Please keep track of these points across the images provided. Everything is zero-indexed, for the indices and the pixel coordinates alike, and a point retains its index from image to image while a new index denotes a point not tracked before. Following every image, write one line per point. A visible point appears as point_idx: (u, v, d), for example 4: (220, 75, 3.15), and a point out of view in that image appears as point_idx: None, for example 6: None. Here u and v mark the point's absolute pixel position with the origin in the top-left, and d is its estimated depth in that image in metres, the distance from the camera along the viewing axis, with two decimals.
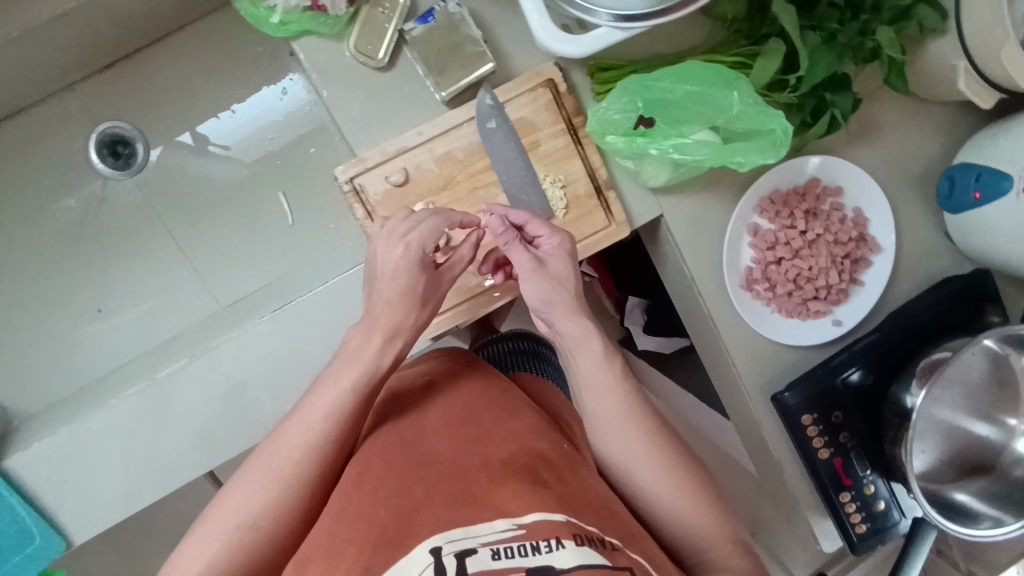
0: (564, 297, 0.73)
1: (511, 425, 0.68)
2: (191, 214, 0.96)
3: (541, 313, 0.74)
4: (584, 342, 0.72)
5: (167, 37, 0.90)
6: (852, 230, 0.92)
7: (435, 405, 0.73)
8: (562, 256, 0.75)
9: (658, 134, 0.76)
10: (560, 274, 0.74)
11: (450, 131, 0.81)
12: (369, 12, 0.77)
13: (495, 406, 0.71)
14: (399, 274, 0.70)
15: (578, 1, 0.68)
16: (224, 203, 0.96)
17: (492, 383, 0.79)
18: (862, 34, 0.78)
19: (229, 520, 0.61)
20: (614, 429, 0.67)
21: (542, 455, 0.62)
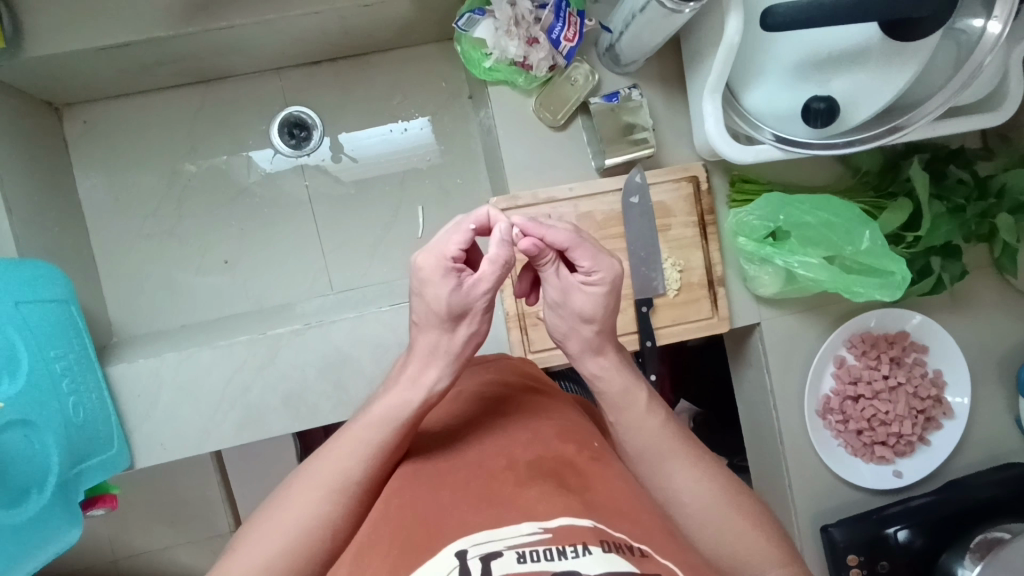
0: (587, 333, 0.65)
1: (539, 426, 0.59)
2: (335, 202, 1.05)
3: (559, 339, 0.67)
4: (610, 378, 0.66)
5: (373, 55, 1.04)
6: (931, 388, 0.96)
7: (465, 412, 0.64)
8: (594, 295, 0.62)
9: (786, 248, 0.85)
10: (589, 313, 0.63)
11: (598, 195, 0.89)
12: (561, 81, 0.88)
13: (526, 407, 0.63)
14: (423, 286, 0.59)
15: (750, 118, 0.78)
16: (367, 202, 1.06)
17: (531, 384, 0.70)
18: (983, 215, 0.86)
19: (284, 526, 0.54)
20: (669, 467, 0.62)
21: (572, 458, 0.54)
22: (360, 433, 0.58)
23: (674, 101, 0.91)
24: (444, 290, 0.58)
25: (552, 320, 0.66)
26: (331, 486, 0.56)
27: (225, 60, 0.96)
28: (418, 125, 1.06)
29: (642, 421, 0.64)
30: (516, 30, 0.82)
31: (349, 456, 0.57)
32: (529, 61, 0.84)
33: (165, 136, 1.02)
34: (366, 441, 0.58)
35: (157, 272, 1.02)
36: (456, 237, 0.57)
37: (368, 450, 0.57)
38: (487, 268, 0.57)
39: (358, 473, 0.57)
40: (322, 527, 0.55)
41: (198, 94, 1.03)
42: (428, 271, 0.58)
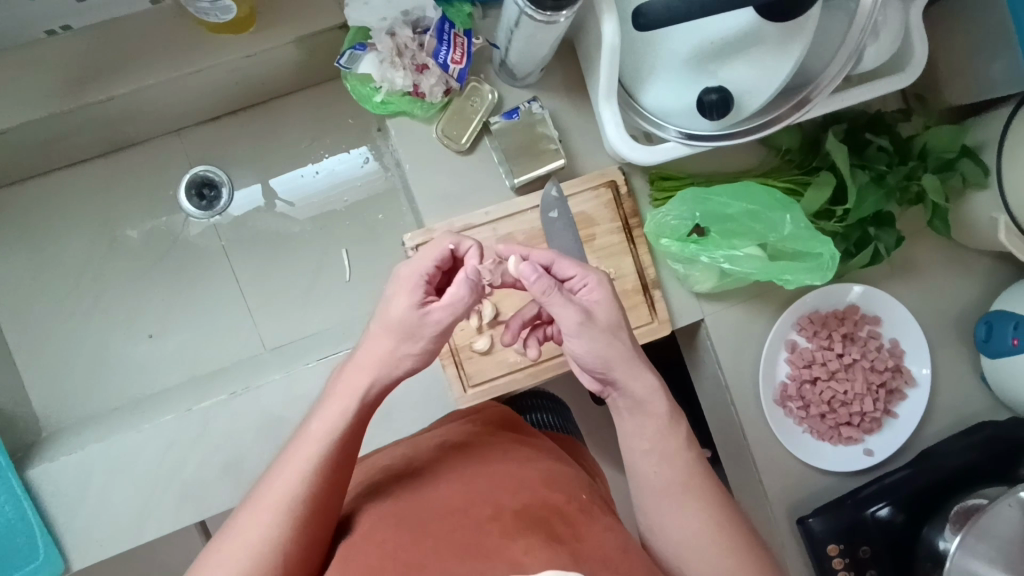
0: (625, 346, 0.61)
1: (526, 473, 0.58)
2: (255, 256, 1.02)
3: (599, 371, 0.62)
4: (652, 402, 0.62)
5: (273, 101, 1.01)
6: (889, 360, 0.93)
7: (448, 457, 0.62)
8: (605, 299, 0.62)
9: (710, 243, 0.82)
10: (611, 322, 0.61)
11: (516, 215, 0.86)
12: (461, 103, 0.85)
13: (510, 455, 0.61)
14: (393, 301, 0.59)
15: (651, 117, 0.75)
16: (289, 252, 1.02)
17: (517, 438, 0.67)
18: (908, 178, 0.84)
19: (237, 551, 0.52)
20: (672, 513, 0.61)
21: (560, 506, 0.53)
22: (320, 439, 0.56)
23: (579, 107, 0.88)
24: (405, 305, 0.59)
25: (582, 353, 0.61)
26: (286, 498, 0.54)
27: (116, 131, 0.92)
28: (354, 160, 1.03)
29: (670, 457, 0.62)
30: (401, 60, 0.81)
31: (306, 477, 0.55)
32: (421, 88, 0.82)
33: (69, 216, 0.98)
34: (329, 447, 0.56)
35: (80, 355, 0.98)
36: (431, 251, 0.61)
37: (332, 459, 0.56)
38: (455, 297, 0.58)
39: (316, 483, 0.55)
40: (278, 549, 0.53)
41: (98, 168, 0.99)
42: (399, 287, 0.60)
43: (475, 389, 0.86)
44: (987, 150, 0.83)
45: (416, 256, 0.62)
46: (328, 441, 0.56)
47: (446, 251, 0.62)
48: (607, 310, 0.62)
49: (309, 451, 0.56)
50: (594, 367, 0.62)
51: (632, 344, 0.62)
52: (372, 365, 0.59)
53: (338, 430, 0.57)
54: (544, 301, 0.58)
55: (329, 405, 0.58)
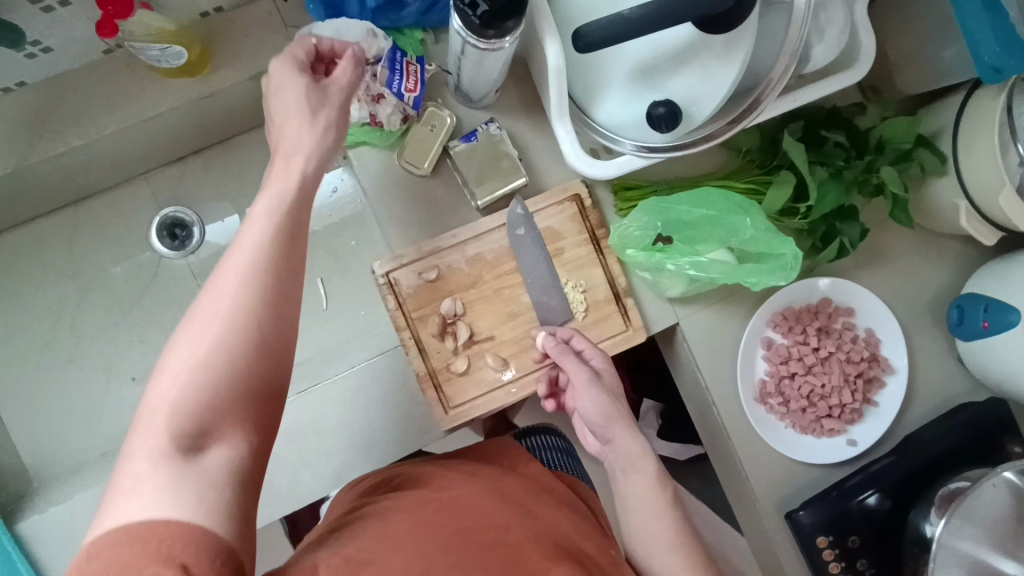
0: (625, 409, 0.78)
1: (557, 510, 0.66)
2: None
3: (600, 428, 0.77)
4: (641, 460, 0.73)
5: (237, 137, 1.02)
6: (864, 350, 0.94)
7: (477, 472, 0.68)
8: (608, 370, 0.81)
9: (675, 251, 0.83)
10: (613, 386, 0.79)
11: (483, 235, 0.87)
12: (419, 129, 0.85)
13: (537, 487, 0.69)
14: (285, 90, 0.63)
15: (605, 131, 0.76)
16: None
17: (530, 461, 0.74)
18: (867, 171, 0.85)
19: (178, 364, 0.50)
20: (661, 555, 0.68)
21: (590, 551, 0.62)
22: (234, 286, 0.53)
23: (538, 123, 0.89)
24: (302, 84, 0.63)
25: (587, 409, 0.78)
26: (205, 342, 0.50)
27: (81, 180, 0.93)
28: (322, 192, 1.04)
29: (661, 511, 0.70)
30: (355, 92, 0.80)
31: (254, 270, 0.53)
32: (379, 118, 0.82)
33: (42, 267, 0.99)
34: (251, 287, 0.53)
35: (63, 403, 0.99)
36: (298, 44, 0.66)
37: (268, 275, 0.54)
38: (348, 71, 0.65)
39: (254, 286, 0.53)
40: (242, 295, 0.52)
41: (68, 218, 1.00)
42: (284, 76, 0.63)
43: (455, 411, 0.86)
44: (942, 137, 0.84)
45: (282, 52, 0.65)
46: (270, 220, 0.56)
47: (317, 44, 0.67)
48: (609, 377, 0.80)
49: (224, 297, 0.52)
50: (594, 418, 0.77)
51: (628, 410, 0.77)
52: (277, 222, 0.56)
53: (271, 211, 0.57)
54: (559, 360, 0.80)
55: (234, 267, 0.53)
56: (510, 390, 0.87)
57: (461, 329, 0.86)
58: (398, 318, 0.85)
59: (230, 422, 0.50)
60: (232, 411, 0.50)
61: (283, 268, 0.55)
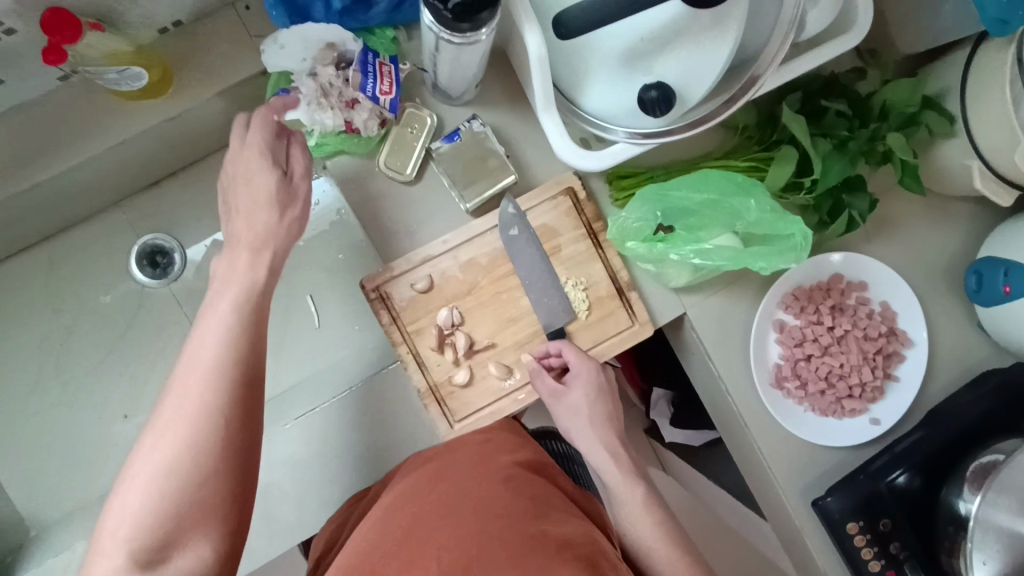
0: (606, 409, 0.82)
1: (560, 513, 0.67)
2: None
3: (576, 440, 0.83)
4: (624, 483, 0.78)
5: (211, 156, 0.98)
6: (881, 325, 0.90)
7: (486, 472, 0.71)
8: (589, 382, 0.81)
9: (678, 240, 0.79)
10: (590, 398, 0.81)
11: (475, 238, 0.82)
12: (398, 132, 0.81)
13: (543, 492, 0.71)
14: (250, 208, 0.65)
15: (595, 121, 0.72)
16: None
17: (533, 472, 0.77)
18: (872, 139, 0.81)
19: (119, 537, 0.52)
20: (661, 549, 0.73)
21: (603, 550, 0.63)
22: (181, 400, 0.56)
23: (523, 116, 0.85)
24: (268, 179, 0.66)
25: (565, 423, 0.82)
26: (152, 464, 0.54)
27: (51, 216, 0.89)
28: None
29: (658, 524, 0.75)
30: (327, 99, 0.76)
31: (189, 430, 0.55)
32: (355, 124, 0.78)
33: (20, 308, 0.96)
34: (199, 394, 0.56)
35: (54, 448, 0.95)
36: (259, 147, 0.66)
37: (210, 378, 0.57)
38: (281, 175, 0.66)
39: (211, 404, 0.56)
40: (191, 459, 0.55)
41: (42, 256, 0.96)
42: (244, 175, 0.66)
43: (462, 423, 0.83)
44: (949, 96, 0.80)
45: (239, 167, 0.66)
46: (207, 367, 0.58)
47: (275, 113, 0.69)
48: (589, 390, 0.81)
49: (172, 412, 0.56)
50: (577, 420, 0.82)
51: (605, 423, 0.82)
52: (226, 322, 0.60)
53: (207, 390, 0.56)
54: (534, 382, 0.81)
55: (182, 379, 0.57)
56: (517, 397, 0.84)
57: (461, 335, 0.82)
58: (393, 333, 0.82)
59: (191, 530, 0.54)
60: (191, 522, 0.54)
61: (232, 366, 0.58)
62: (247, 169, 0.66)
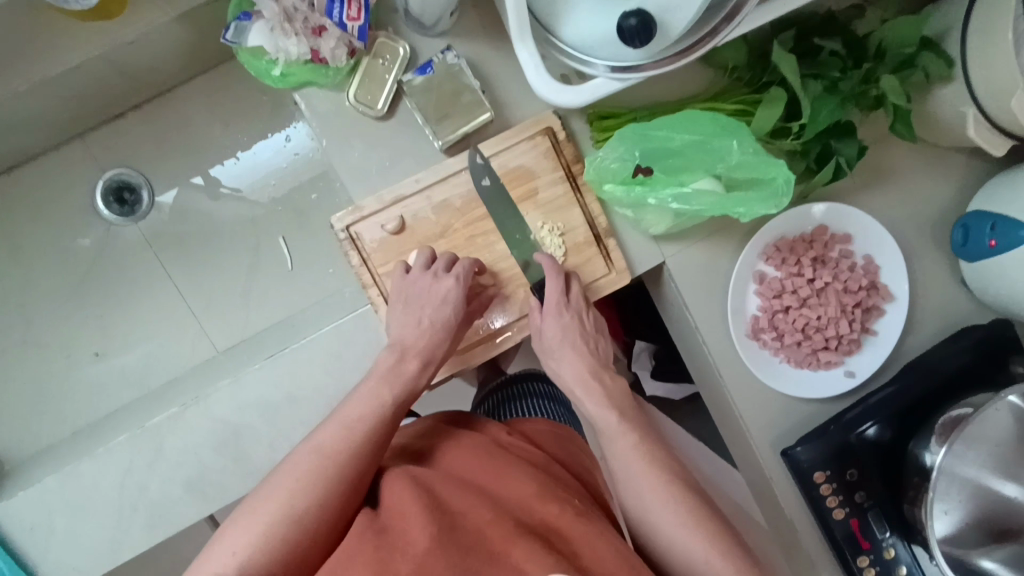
0: (577, 343, 0.80)
1: (519, 483, 0.64)
2: (190, 258, 0.97)
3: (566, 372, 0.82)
4: (606, 417, 0.77)
5: (176, 88, 0.93)
6: (863, 278, 0.89)
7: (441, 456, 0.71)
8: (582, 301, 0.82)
9: (657, 183, 0.77)
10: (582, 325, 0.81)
11: (448, 178, 0.79)
12: (369, 64, 0.77)
13: (502, 460, 0.69)
14: (444, 308, 0.75)
15: (573, 53, 0.68)
16: (225, 247, 0.97)
17: (497, 441, 0.75)
18: (865, 81, 0.77)
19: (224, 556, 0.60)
20: (638, 477, 0.70)
21: (555, 518, 0.59)
22: (290, 472, 0.66)
23: (502, 49, 0.80)
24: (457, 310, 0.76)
25: (558, 355, 0.81)
26: (258, 526, 0.62)
27: (9, 146, 0.86)
28: (276, 142, 0.96)
29: (632, 459, 0.71)
30: (292, 26, 0.74)
31: (303, 488, 0.64)
32: (322, 53, 0.74)
33: None
34: (309, 476, 0.65)
35: (24, 386, 0.94)
36: (470, 267, 0.77)
37: (310, 472, 0.65)
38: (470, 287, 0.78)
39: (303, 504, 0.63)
40: (302, 505, 0.63)
41: (2, 188, 0.93)
42: (437, 295, 0.75)
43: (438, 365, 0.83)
44: (948, 38, 0.76)
45: (457, 268, 0.76)
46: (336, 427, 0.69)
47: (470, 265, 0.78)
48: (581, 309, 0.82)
49: (282, 484, 0.64)
50: (551, 351, 0.81)
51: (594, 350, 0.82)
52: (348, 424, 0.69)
53: (327, 444, 0.67)
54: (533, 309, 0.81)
55: (296, 460, 0.67)
56: (500, 337, 0.83)
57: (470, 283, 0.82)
58: (363, 276, 0.80)
59: None
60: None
61: (334, 457, 0.67)
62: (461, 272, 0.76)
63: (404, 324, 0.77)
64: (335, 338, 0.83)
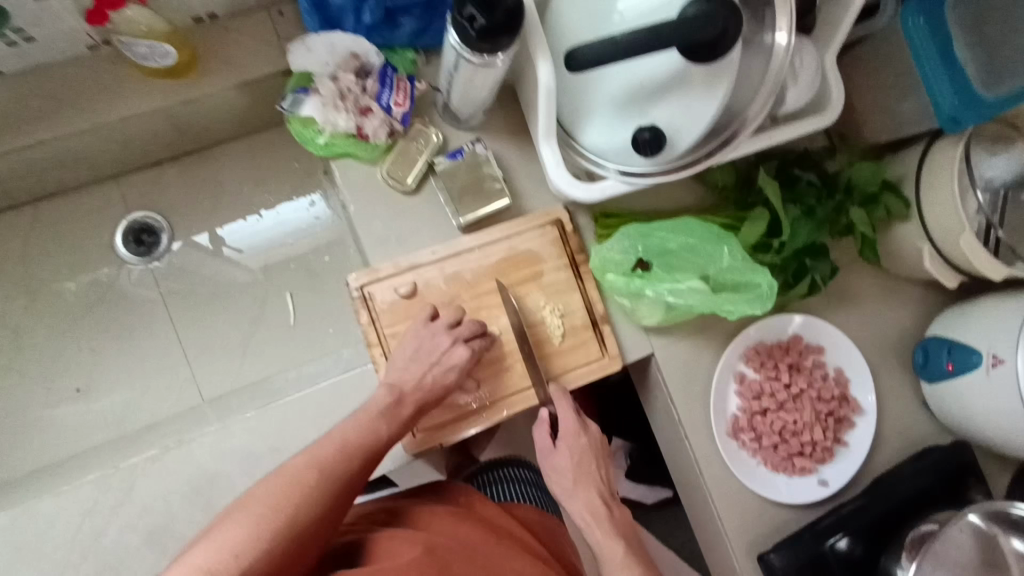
0: (589, 470, 0.81)
1: (522, 567, 0.70)
2: (191, 301, 1.00)
3: (556, 475, 0.82)
4: (602, 519, 0.79)
5: (218, 145, 1.02)
6: (835, 389, 0.95)
7: (443, 522, 0.75)
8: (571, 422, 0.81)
9: (654, 277, 0.84)
10: (580, 445, 0.81)
11: (462, 253, 0.86)
12: (405, 145, 0.86)
13: (506, 541, 0.74)
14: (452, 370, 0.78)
15: (590, 155, 0.79)
16: (225, 296, 1.01)
17: (496, 525, 0.79)
18: (837, 211, 0.89)
19: (205, 563, 0.58)
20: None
21: None
22: (294, 483, 0.65)
23: (523, 146, 0.90)
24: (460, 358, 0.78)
25: (557, 460, 0.81)
26: (261, 535, 0.61)
27: (49, 180, 0.92)
28: (298, 206, 1.04)
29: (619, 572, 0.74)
30: (343, 103, 0.83)
31: (314, 505, 0.65)
32: (364, 130, 0.83)
33: None
34: (314, 487, 0.66)
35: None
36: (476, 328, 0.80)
37: (314, 488, 0.66)
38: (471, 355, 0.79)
39: (303, 519, 0.64)
40: (308, 523, 0.64)
41: (23, 219, 0.97)
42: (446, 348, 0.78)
43: (423, 435, 0.84)
44: (905, 183, 0.88)
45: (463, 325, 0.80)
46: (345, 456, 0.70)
47: (474, 331, 0.80)
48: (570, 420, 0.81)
49: (284, 492, 0.64)
50: (562, 484, 0.81)
51: (596, 461, 0.82)
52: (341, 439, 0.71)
53: (343, 471, 0.69)
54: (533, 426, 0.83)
55: (296, 471, 0.67)
56: (481, 416, 0.85)
57: (482, 368, 0.85)
58: (369, 334, 0.83)
59: None
60: None
61: (331, 470, 0.68)
62: (465, 329, 0.80)
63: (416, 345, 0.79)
64: (331, 396, 0.85)
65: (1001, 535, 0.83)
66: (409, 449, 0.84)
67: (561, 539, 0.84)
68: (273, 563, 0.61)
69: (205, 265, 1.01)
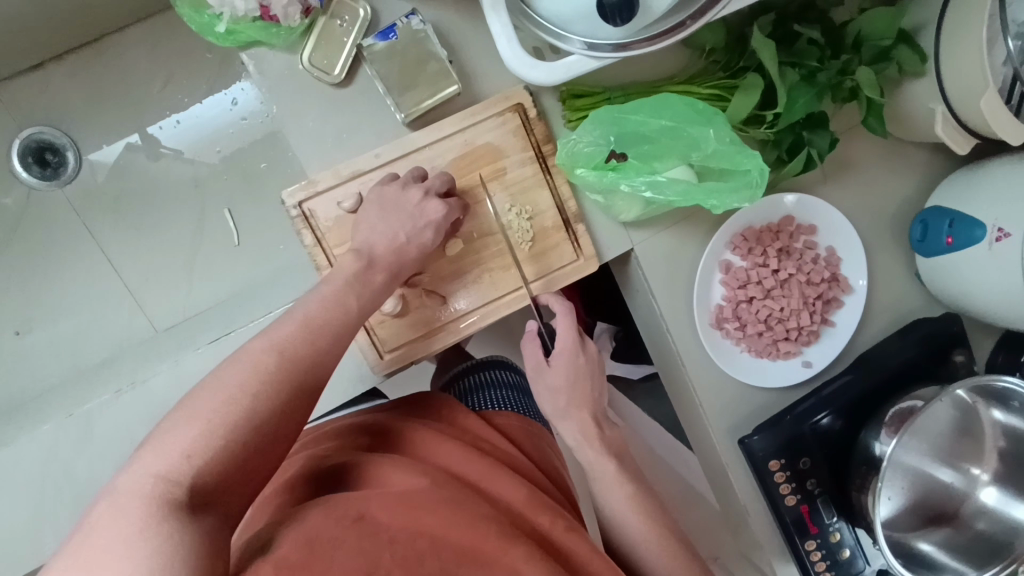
0: (581, 389, 0.75)
1: (505, 483, 0.67)
2: (120, 216, 1.00)
3: (558, 387, 0.75)
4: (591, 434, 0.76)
5: (104, 38, 0.95)
6: (825, 271, 0.89)
7: (424, 447, 0.72)
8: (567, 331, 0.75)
9: (630, 170, 0.75)
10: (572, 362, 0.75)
11: (411, 154, 0.75)
12: (326, 24, 0.72)
13: (488, 458, 0.71)
14: None
15: (549, 26, 0.64)
16: (164, 205, 1.01)
17: (478, 442, 0.76)
18: (841, 73, 0.76)
19: (155, 464, 0.49)
20: (614, 488, 0.73)
21: (546, 517, 0.65)
22: (250, 368, 0.56)
23: (470, 15, 0.75)
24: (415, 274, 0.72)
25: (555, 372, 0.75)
26: (216, 427, 0.52)
27: None
28: (221, 105, 1.00)
29: (615, 486, 0.74)
30: None
31: (277, 392, 0.56)
32: (272, 10, 0.67)
33: None
34: (274, 372, 0.56)
35: None
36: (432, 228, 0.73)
37: (273, 376, 0.56)
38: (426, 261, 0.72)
39: (266, 406, 0.55)
40: (276, 411, 0.55)
41: None
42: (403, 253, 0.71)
43: (392, 355, 0.79)
44: (924, 32, 0.75)
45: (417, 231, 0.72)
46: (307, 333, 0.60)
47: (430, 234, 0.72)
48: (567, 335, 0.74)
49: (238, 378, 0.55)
50: (554, 402, 0.76)
51: (589, 379, 0.76)
52: (312, 320, 0.61)
53: (307, 349, 0.59)
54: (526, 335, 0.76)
55: (253, 358, 0.57)
56: (467, 321, 0.79)
57: (445, 283, 0.79)
58: (316, 255, 0.74)
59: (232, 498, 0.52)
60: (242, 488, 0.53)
61: (300, 365, 0.58)
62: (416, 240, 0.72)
63: (381, 229, 0.69)
64: None
65: (979, 403, 0.83)
66: (379, 371, 0.79)
67: (544, 450, 0.83)
68: (238, 454, 0.52)
69: (136, 170, 1.00)
